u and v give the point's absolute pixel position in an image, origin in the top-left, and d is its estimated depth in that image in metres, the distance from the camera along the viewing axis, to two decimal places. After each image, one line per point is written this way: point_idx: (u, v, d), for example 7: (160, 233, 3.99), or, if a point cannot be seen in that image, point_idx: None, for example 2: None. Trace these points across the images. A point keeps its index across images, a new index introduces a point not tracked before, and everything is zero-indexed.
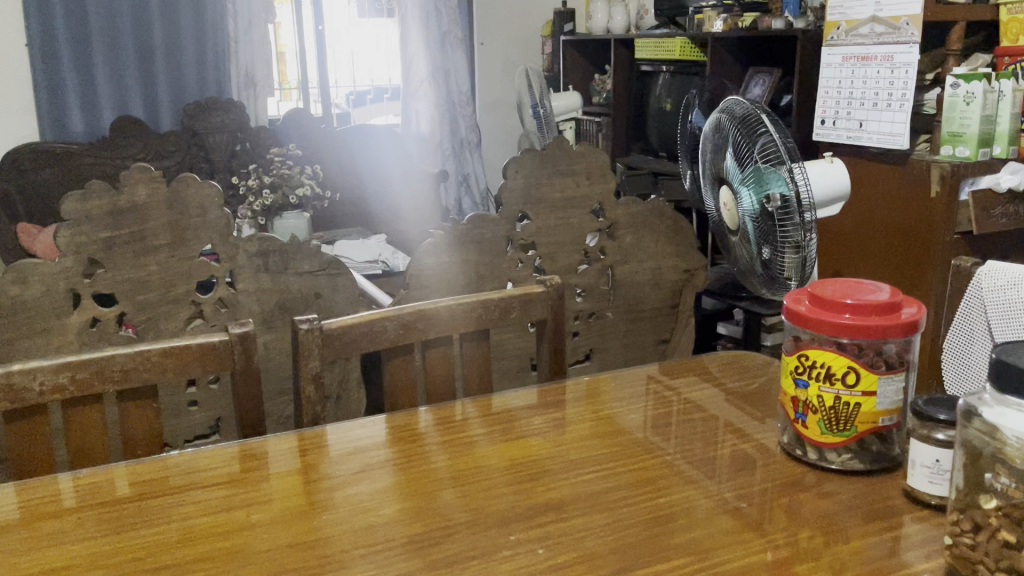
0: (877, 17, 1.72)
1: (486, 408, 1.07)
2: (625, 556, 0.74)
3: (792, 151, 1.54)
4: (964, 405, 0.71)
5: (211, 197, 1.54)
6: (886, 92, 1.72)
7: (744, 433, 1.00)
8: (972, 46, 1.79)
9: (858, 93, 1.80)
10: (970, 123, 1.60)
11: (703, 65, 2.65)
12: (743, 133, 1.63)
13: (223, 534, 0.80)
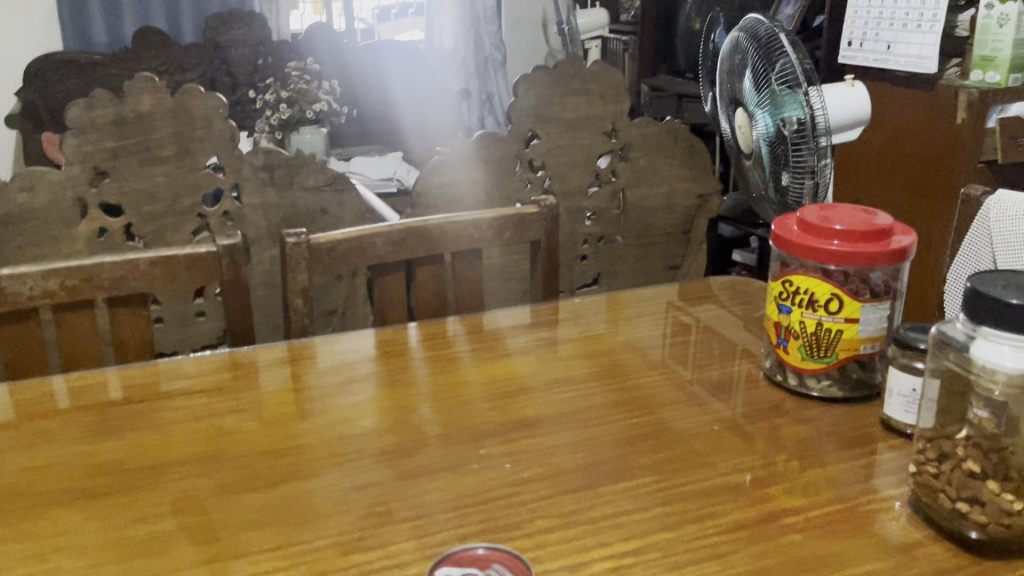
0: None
1: (475, 327, 1.08)
2: (591, 473, 0.75)
3: (811, 74, 1.48)
4: (936, 333, 0.70)
5: (215, 108, 1.52)
6: (916, 13, 1.67)
7: (732, 358, 0.99)
8: None
9: (887, 13, 1.74)
10: (1004, 47, 1.54)
11: None
12: (761, 54, 1.58)
13: (204, 440, 0.82)
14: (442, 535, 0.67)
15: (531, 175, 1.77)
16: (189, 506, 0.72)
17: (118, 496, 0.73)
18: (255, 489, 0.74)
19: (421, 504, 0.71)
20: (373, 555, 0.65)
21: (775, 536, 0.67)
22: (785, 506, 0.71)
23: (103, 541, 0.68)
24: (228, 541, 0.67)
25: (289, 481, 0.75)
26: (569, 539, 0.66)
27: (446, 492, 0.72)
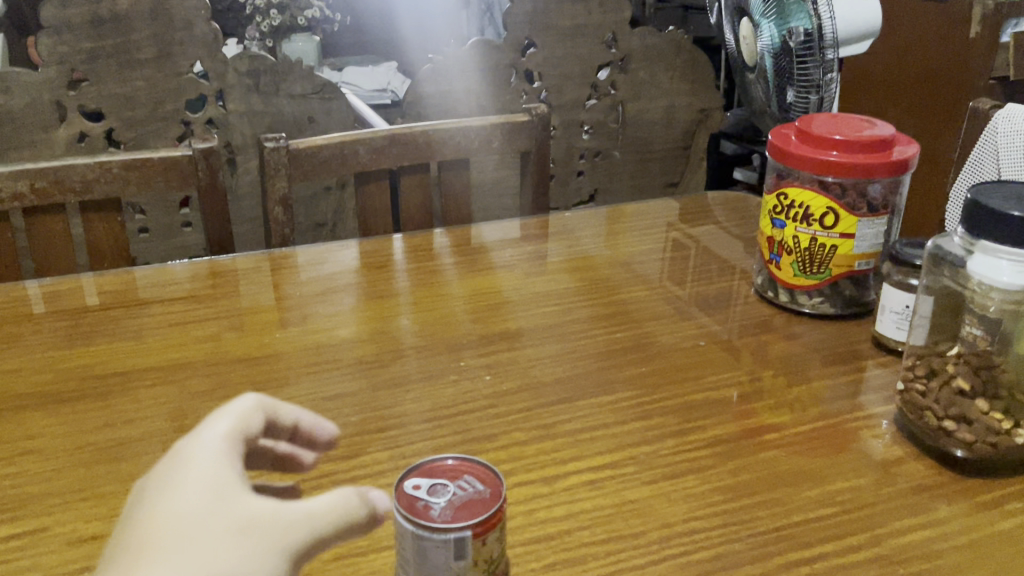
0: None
1: (462, 240, 1.05)
2: (571, 386, 0.73)
3: None
4: (932, 247, 0.67)
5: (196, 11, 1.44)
6: None
7: (723, 274, 0.96)
8: None
9: None
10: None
11: None
12: None
13: (177, 347, 0.80)
14: (415, 445, 0.66)
15: (527, 87, 1.70)
16: (163, 412, 0.70)
17: (89, 401, 0.72)
18: (230, 396, 0.72)
19: (396, 414, 0.69)
20: (345, 464, 0.64)
21: (756, 451, 0.66)
22: (769, 422, 0.70)
23: (71, 445, 0.66)
24: None
25: (263, 389, 0.73)
26: (546, 452, 0.65)
27: (421, 403, 0.71)
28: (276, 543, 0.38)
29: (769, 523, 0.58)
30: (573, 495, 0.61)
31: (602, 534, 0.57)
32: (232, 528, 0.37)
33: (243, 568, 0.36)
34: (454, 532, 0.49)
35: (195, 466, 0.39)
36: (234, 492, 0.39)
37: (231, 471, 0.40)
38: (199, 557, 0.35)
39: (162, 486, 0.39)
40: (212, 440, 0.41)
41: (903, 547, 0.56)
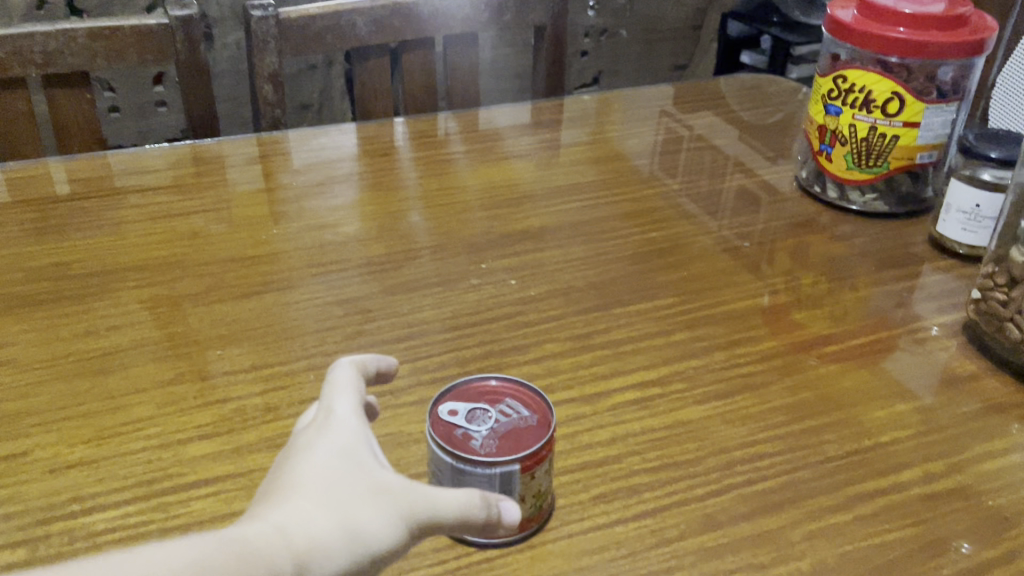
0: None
1: (470, 126, 0.95)
2: (605, 293, 0.66)
3: None
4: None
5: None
6: None
7: (758, 166, 0.88)
8: None
9: None
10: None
11: None
12: None
13: (162, 244, 0.72)
14: (438, 358, 0.59)
15: None
16: (149, 318, 0.63)
17: (67, 305, 0.64)
18: (225, 300, 0.65)
19: (414, 323, 0.62)
20: None
21: (815, 366, 0.60)
22: (824, 334, 0.63)
23: (49, 356, 0.59)
24: (197, 356, 0.59)
25: (260, 293, 0.66)
26: (584, 367, 0.58)
27: (440, 310, 0.64)
28: (405, 511, 0.34)
29: (838, 448, 0.52)
30: (619, 417, 0.54)
31: (654, 461, 0.51)
32: (362, 487, 0.34)
33: (370, 527, 0.33)
34: (503, 467, 0.43)
35: (332, 425, 0.37)
36: (367, 454, 0.36)
37: (366, 435, 0.37)
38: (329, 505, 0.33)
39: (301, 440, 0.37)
40: (354, 405, 0.39)
41: (986, 476, 0.51)
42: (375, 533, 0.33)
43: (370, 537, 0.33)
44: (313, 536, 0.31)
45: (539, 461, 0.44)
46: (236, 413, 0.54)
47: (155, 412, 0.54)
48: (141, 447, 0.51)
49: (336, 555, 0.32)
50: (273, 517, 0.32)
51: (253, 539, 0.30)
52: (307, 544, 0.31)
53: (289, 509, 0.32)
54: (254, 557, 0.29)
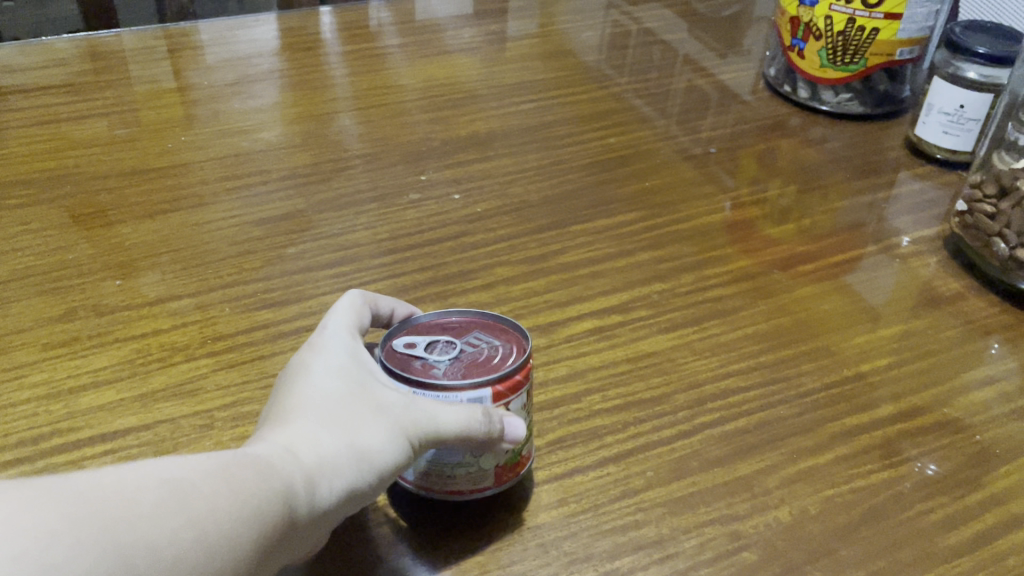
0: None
1: (405, 16, 0.86)
2: (560, 208, 0.60)
3: None
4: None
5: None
6: None
7: (722, 62, 0.81)
8: None
9: None
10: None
11: None
12: None
13: (53, 154, 0.62)
14: (373, 286, 0.52)
15: None
16: (34, 245, 0.54)
17: None
18: (123, 221, 0.56)
19: (345, 245, 0.55)
20: (286, 314, 0.50)
21: (788, 287, 0.55)
22: (797, 251, 0.58)
23: None
24: (94, 288, 0.51)
25: (167, 212, 0.57)
26: (537, 294, 0.52)
27: (375, 229, 0.56)
28: (410, 425, 0.34)
29: (816, 380, 0.48)
30: (577, 348, 0.49)
31: (616, 399, 0.46)
32: (362, 404, 0.34)
33: (375, 444, 0.33)
34: (474, 392, 0.36)
35: (332, 341, 0.37)
36: (366, 371, 0.36)
37: (363, 353, 0.37)
38: (332, 422, 0.33)
39: (298, 360, 0.36)
40: (348, 327, 0.38)
41: (975, 408, 0.47)
42: (379, 450, 0.33)
43: (375, 455, 0.33)
44: (321, 453, 0.31)
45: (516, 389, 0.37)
46: (139, 354, 0.47)
47: (42, 356, 0.47)
48: (25, 397, 0.44)
49: (343, 475, 0.32)
50: (282, 436, 0.32)
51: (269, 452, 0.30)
52: (316, 460, 0.31)
53: (292, 431, 0.32)
54: (269, 472, 0.29)
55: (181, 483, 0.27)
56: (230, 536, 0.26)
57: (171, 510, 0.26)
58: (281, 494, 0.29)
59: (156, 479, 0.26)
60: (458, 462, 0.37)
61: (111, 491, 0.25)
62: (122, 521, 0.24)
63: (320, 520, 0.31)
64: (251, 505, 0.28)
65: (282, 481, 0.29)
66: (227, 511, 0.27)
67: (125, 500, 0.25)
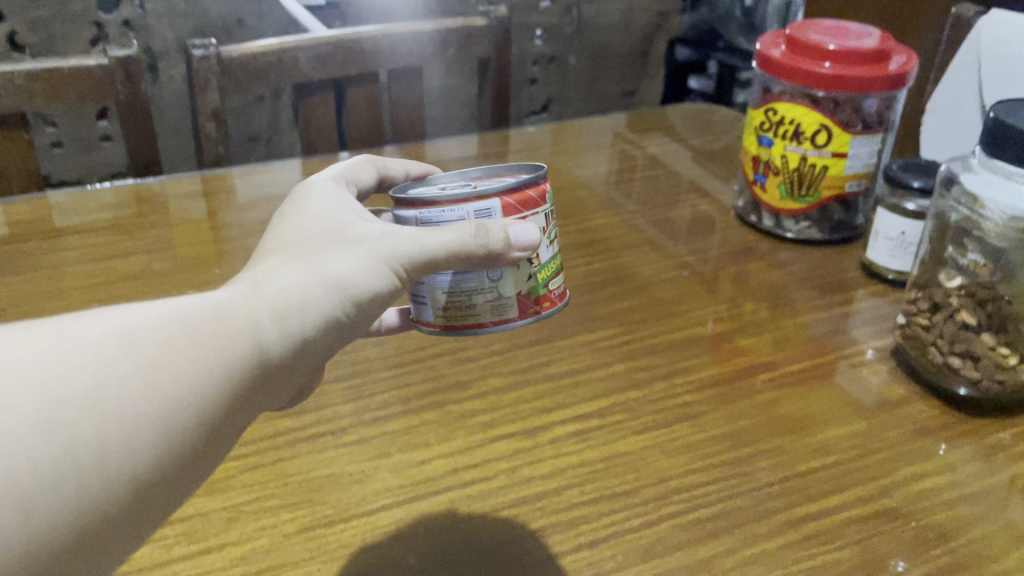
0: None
1: (415, 159, 0.96)
2: (548, 325, 0.67)
3: None
4: (944, 171, 0.63)
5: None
6: None
7: (699, 194, 0.90)
8: None
9: None
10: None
11: None
12: None
13: (108, 285, 0.72)
14: (380, 397, 0.59)
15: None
16: None
17: None
18: None
19: (357, 362, 0.63)
20: (304, 421, 0.57)
21: (750, 393, 0.61)
22: (760, 361, 0.65)
23: None
24: None
25: None
26: (526, 401, 0.59)
27: (383, 347, 0.64)
28: (384, 257, 0.39)
29: (771, 475, 0.54)
30: (560, 449, 0.55)
31: (592, 493, 0.52)
32: (337, 241, 0.39)
33: (349, 273, 0.38)
34: (479, 203, 0.44)
35: (314, 199, 0.42)
36: (343, 219, 0.40)
37: (342, 206, 0.42)
38: (304, 256, 0.38)
39: (282, 213, 0.42)
40: (328, 186, 0.44)
41: (913, 498, 0.52)
42: (354, 277, 0.38)
43: (352, 281, 0.37)
44: (291, 288, 0.36)
45: (519, 207, 0.45)
46: None
47: None
48: None
49: (315, 303, 0.36)
50: (257, 278, 0.37)
51: (235, 293, 0.36)
52: (282, 297, 0.36)
53: (264, 273, 0.37)
54: (225, 316, 0.34)
55: (133, 330, 0.32)
56: (182, 373, 0.32)
57: (121, 354, 0.31)
58: (242, 328, 0.34)
59: (108, 333, 0.32)
60: (475, 289, 0.45)
61: (65, 346, 0.31)
62: (68, 374, 0.30)
63: (298, 347, 0.36)
64: (199, 348, 0.33)
65: (238, 322, 0.34)
66: (172, 357, 0.32)
67: (73, 353, 0.31)
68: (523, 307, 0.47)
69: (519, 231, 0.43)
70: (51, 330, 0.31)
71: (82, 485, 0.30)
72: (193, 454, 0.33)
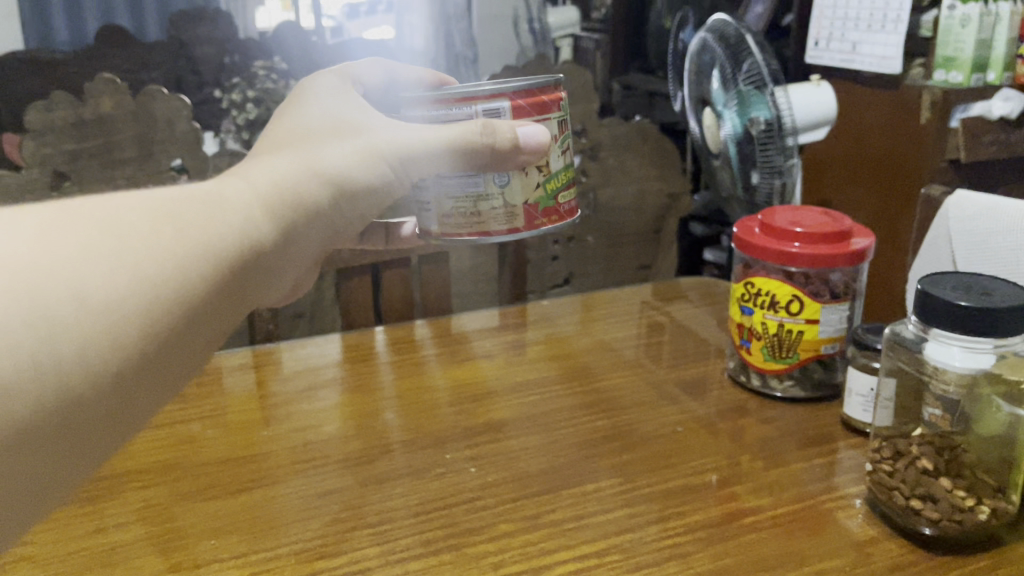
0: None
1: (442, 331, 1.08)
2: (555, 477, 0.75)
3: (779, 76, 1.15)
4: (888, 334, 0.73)
5: (143, 80, 1.19)
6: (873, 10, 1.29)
7: (697, 357, 1.00)
8: None
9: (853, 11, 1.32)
10: (997, 42, 1.14)
11: None
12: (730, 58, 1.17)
13: (169, 448, 0.81)
14: (403, 541, 0.67)
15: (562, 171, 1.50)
16: (151, 516, 0.71)
17: (77, 508, 0.72)
18: (217, 496, 0.74)
19: (386, 511, 0.71)
20: (337, 563, 0.65)
21: (735, 535, 0.68)
22: (747, 505, 0.72)
23: (66, 551, 0.67)
24: (194, 547, 0.67)
25: (251, 488, 0.75)
26: (532, 543, 0.67)
27: (407, 498, 0.73)
28: (366, 152, 0.57)
29: None
30: None
31: None
32: (325, 143, 0.55)
33: (338, 166, 0.55)
34: (493, 102, 0.62)
35: (294, 122, 0.57)
36: (324, 127, 0.57)
37: (324, 117, 0.58)
38: (304, 152, 0.54)
39: (286, 121, 0.58)
40: (327, 98, 0.60)
41: None
42: (343, 167, 0.55)
43: (340, 170, 0.55)
44: (286, 176, 0.52)
45: (529, 109, 0.63)
46: None
47: None
48: None
49: (310, 185, 0.53)
50: (258, 171, 0.52)
51: (241, 182, 0.50)
52: (275, 184, 0.51)
53: (256, 172, 0.51)
54: (220, 201, 0.48)
55: (132, 216, 0.44)
56: (187, 237, 0.44)
57: (155, 221, 0.44)
58: (251, 202, 0.49)
59: (113, 217, 0.43)
60: (486, 196, 0.64)
61: (82, 223, 0.42)
62: (93, 239, 0.41)
63: (297, 216, 0.52)
64: (199, 223, 0.46)
65: (236, 204, 0.48)
66: (172, 230, 0.44)
67: (91, 228, 0.42)
68: (529, 213, 0.65)
69: (526, 132, 0.62)
70: (93, 204, 0.44)
71: (119, 325, 0.41)
72: (218, 294, 0.46)
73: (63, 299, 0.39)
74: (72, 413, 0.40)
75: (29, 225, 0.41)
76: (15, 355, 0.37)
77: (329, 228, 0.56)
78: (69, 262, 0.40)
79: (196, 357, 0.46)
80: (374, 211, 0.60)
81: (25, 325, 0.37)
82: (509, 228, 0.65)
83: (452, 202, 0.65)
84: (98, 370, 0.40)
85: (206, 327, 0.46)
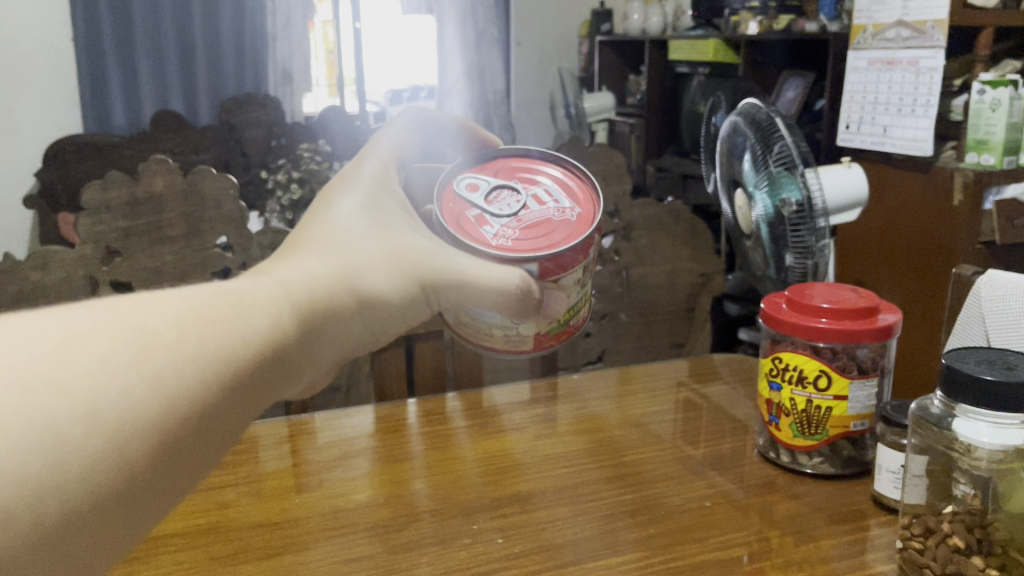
0: (903, 21, 1.28)
1: (472, 403, 1.09)
2: (581, 549, 0.76)
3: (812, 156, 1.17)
4: (913, 409, 0.72)
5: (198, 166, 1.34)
6: (906, 99, 1.28)
7: (728, 433, 1.00)
8: (1004, 52, 1.29)
9: (882, 97, 1.34)
10: None
11: (738, 69, 2.02)
12: (761, 146, 1.19)
13: (204, 513, 0.83)
14: None
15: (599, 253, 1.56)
16: None
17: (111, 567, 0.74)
18: (248, 561, 0.75)
19: None
20: None
21: None
22: None
23: None
24: None
25: (280, 553, 0.76)
26: None
27: (434, 566, 0.73)
28: (396, 268, 0.59)
29: None
30: None
31: None
32: (352, 247, 0.58)
33: (368, 277, 0.57)
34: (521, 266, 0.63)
35: (325, 224, 0.59)
36: (353, 232, 0.59)
37: (355, 220, 0.60)
38: (335, 258, 0.56)
39: (316, 223, 0.60)
40: (360, 200, 0.62)
41: None
42: (373, 281, 0.58)
43: (367, 278, 0.57)
44: (315, 282, 0.54)
45: (555, 270, 0.64)
46: None
47: None
48: None
49: (337, 292, 0.55)
50: (287, 274, 0.53)
51: (271, 282, 0.52)
52: (304, 289, 0.53)
53: (284, 274, 0.53)
54: (247, 304, 0.49)
55: (151, 327, 0.43)
56: (207, 343, 0.45)
57: (178, 324, 0.44)
58: (280, 305, 0.50)
59: (135, 326, 0.43)
60: (501, 327, 0.66)
61: (102, 331, 0.41)
62: (113, 349, 0.41)
63: (325, 322, 0.53)
64: (226, 326, 0.46)
65: (264, 306, 0.49)
66: (194, 340, 0.44)
67: (111, 336, 0.41)
68: (539, 341, 0.68)
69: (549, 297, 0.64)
70: (114, 308, 0.44)
71: (131, 438, 0.39)
72: (234, 404, 0.45)
73: (75, 416, 0.38)
74: (78, 531, 0.38)
75: (48, 335, 0.40)
76: (22, 472, 0.35)
77: (357, 333, 0.57)
78: (85, 373, 0.39)
79: (205, 468, 0.44)
80: (401, 327, 0.62)
81: (31, 441, 0.36)
82: (518, 350, 0.69)
83: (467, 320, 0.66)
84: (106, 483, 0.39)
85: (222, 437, 0.45)
